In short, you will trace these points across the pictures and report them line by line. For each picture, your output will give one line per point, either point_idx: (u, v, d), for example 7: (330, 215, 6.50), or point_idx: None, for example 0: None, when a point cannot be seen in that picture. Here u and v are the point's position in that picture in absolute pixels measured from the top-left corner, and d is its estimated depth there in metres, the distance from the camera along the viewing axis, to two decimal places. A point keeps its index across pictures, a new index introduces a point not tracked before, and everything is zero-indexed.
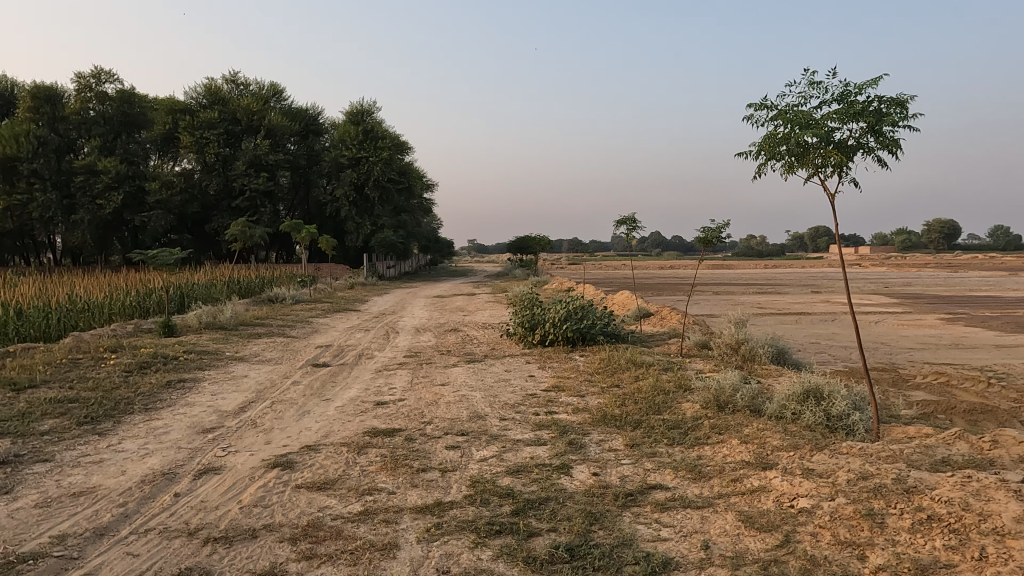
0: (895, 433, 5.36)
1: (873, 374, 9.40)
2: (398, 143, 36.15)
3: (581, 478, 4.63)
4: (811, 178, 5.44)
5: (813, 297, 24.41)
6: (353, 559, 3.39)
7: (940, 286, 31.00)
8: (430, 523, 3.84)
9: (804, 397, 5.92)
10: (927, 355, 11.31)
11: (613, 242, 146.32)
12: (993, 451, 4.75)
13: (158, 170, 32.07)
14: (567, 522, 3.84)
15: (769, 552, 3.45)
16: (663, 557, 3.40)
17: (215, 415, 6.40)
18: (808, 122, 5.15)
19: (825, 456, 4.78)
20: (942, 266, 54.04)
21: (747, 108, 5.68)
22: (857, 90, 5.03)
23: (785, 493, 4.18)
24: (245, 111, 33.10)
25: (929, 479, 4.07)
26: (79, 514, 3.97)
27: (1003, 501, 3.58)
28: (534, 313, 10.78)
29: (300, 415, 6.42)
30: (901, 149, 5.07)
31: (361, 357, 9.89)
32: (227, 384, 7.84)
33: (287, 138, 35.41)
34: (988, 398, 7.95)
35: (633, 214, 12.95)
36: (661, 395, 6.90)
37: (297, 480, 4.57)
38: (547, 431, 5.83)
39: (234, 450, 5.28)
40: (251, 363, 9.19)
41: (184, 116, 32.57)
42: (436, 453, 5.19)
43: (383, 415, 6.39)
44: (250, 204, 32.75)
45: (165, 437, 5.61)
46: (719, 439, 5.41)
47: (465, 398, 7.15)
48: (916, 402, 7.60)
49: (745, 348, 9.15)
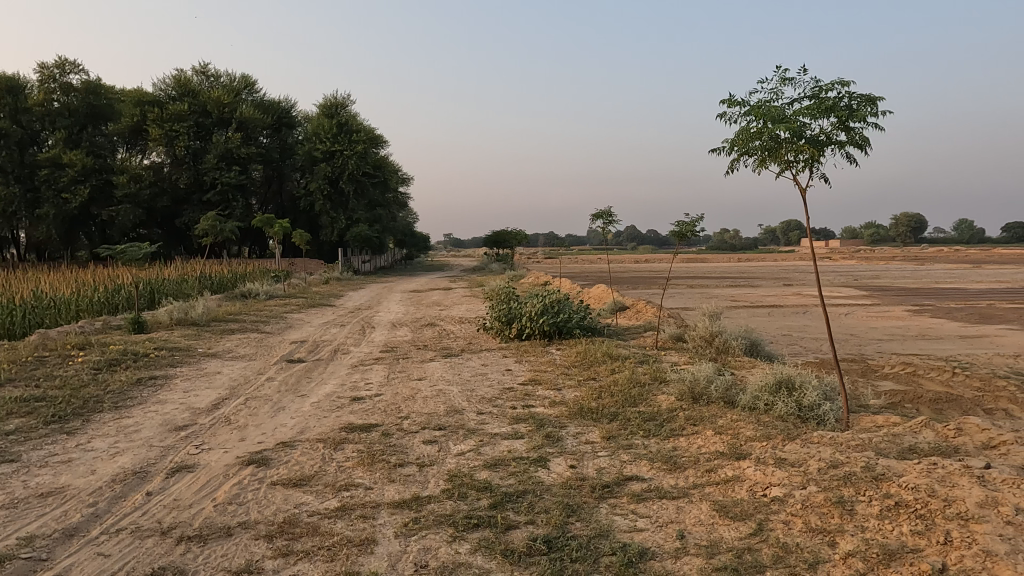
0: (864, 422, 5.47)
1: (842, 364, 9.61)
2: (373, 137, 35.82)
3: (558, 470, 4.66)
4: (783, 174, 5.53)
5: (784, 290, 24.78)
6: (330, 554, 3.38)
7: (909, 278, 31.35)
8: (407, 517, 3.85)
9: (776, 388, 6.03)
10: (895, 346, 11.57)
11: (590, 238, 147.45)
12: (958, 438, 4.88)
13: (126, 163, 31.41)
14: (544, 515, 3.86)
15: (743, 540, 3.52)
16: (639, 547, 3.45)
17: (187, 412, 6.31)
18: (780, 117, 5.21)
19: (796, 446, 4.87)
20: (910, 260, 54.78)
21: (721, 105, 5.73)
22: (828, 87, 5.10)
23: (758, 483, 4.26)
24: (216, 104, 32.44)
25: (897, 467, 4.17)
26: (47, 515, 3.88)
27: (967, 486, 3.69)
28: (510, 307, 10.79)
29: (275, 412, 6.35)
30: (870, 146, 5.16)
31: (337, 352, 9.83)
32: (200, 381, 7.73)
33: (260, 131, 34.86)
34: (953, 387, 8.17)
35: (609, 208, 13.09)
36: (637, 387, 6.97)
37: (273, 477, 4.52)
38: (524, 425, 5.84)
39: (208, 447, 5.22)
40: (225, 360, 9.06)
41: (153, 108, 31.74)
42: (414, 448, 5.18)
43: (359, 411, 6.36)
44: (221, 198, 32.29)
45: (137, 435, 5.52)
46: (694, 430, 5.48)
47: (441, 392, 7.15)
48: (884, 392, 7.77)
49: (719, 340, 9.27)
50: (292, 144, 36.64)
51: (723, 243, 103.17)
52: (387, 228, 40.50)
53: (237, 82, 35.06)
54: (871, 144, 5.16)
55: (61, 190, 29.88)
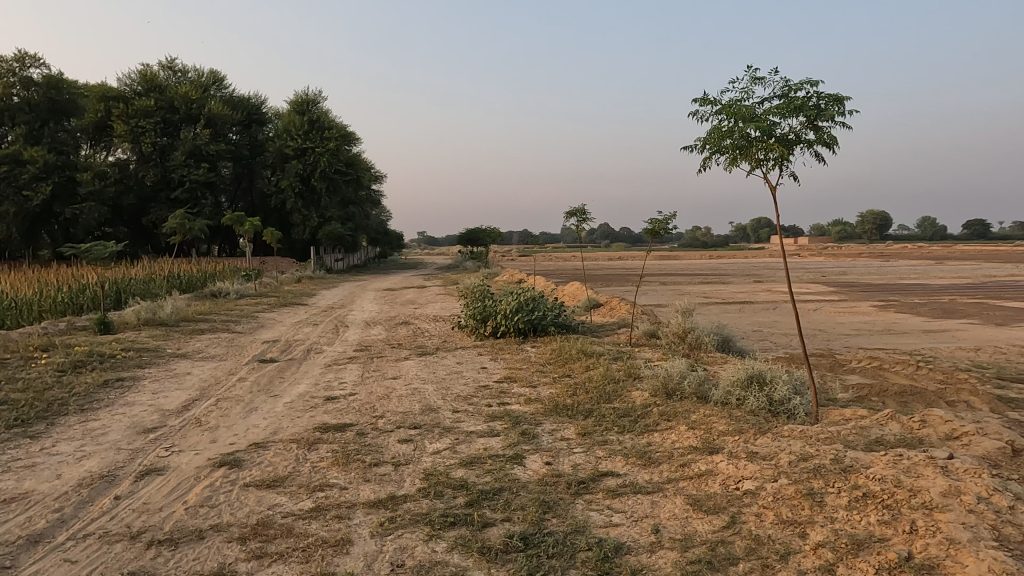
0: (833, 415, 5.59)
1: (811, 359, 9.81)
2: (345, 134, 35.46)
3: (534, 467, 4.68)
4: (753, 172, 5.60)
5: (755, 286, 25.17)
6: (305, 556, 3.35)
7: (875, 274, 32.10)
8: (383, 516, 3.82)
9: (747, 382, 6.13)
10: (862, 341, 11.84)
11: (564, 236, 147.98)
12: (923, 430, 5.01)
13: (90, 160, 30.64)
14: (520, 512, 3.87)
15: (716, 533, 3.57)
16: (615, 542, 3.48)
17: (156, 414, 6.19)
18: (751, 116, 5.29)
19: (767, 439, 4.96)
20: (874, 256, 56.06)
21: (693, 103, 5.78)
22: (797, 87, 5.18)
23: (730, 476, 4.32)
24: (184, 99, 31.85)
25: (864, 459, 4.27)
26: (11, 522, 3.78)
27: (931, 477, 3.79)
28: (485, 305, 10.79)
29: (247, 412, 6.26)
30: (837, 145, 5.26)
31: (310, 352, 9.73)
32: (169, 382, 7.59)
33: (229, 127, 34.30)
34: (917, 380, 8.39)
35: (582, 206, 13.14)
36: (612, 383, 7.03)
37: (245, 479, 4.46)
38: (500, 423, 5.85)
39: (178, 449, 5.13)
40: (195, 360, 8.90)
41: (118, 103, 31.01)
42: (389, 447, 5.15)
43: (333, 410, 6.31)
44: (189, 195, 31.68)
45: (103, 439, 5.40)
46: (668, 425, 5.55)
47: (417, 391, 7.11)
48: (851, 386, 7.95)
49: (692, 336, 9.38)
50: (261, 140, 36.33)
51: (694, 240, 104.38)
52: (360, 226, 40.16)
53: (205, 78, 34.43)
54: (839, 143, 5.26)
55: (21, 188, 29.02)
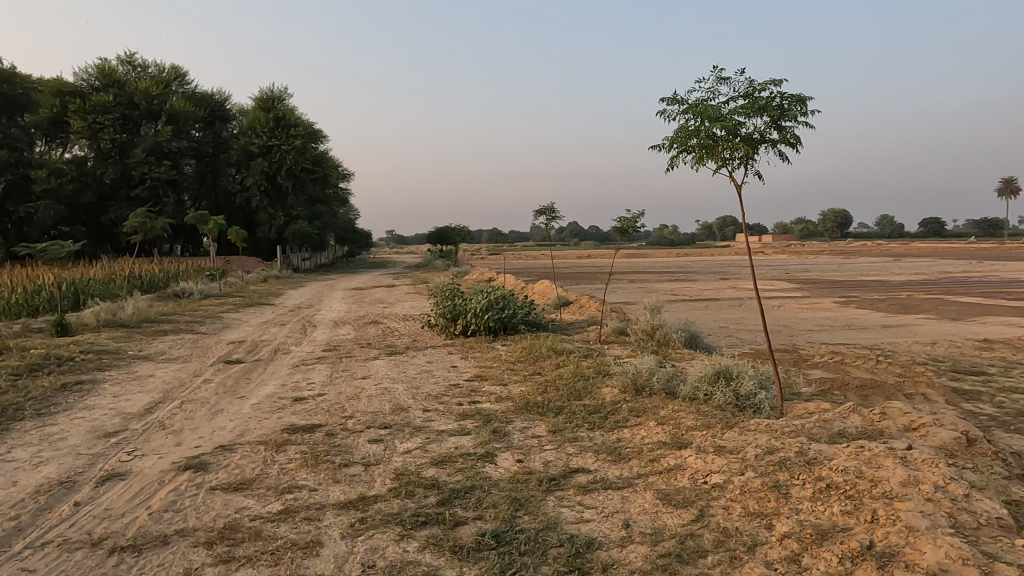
0: (797, 409, 5.71)
1: (776, 354, 10.02)
2: (312, 131, 34.98)
3: (505, 465, 4.68)
4: (719, 171, 5.69)
5: (721, 283, 25.58)
6: (274, 559, 3.30)
7: (836, 271, 32.92)
8: (353, 517, 3.79)
9: (714, 378, 6.22)
10: (824, 336, 12.13)
11: (533, 235, 148.36)
12: (883, 422, 5.15)
13: (46, 157, 29.66)
14: (492, 510, 3.88)
15: (685, 526, 3.62)
16: (586, 538, 3.50)
17: (118, 417, 6.03)
18: (716, 116, 5.37)
19: (734, 434, 5.05)
20: (835, 254, 57.45)
21: (660, 103, 5.84)
22: (761, 87, 5.28)
23: (699, 470, 4.39)
24: (144, 95, 31.06)
25: (827, 451, 4.38)
26: None
27: (891, 467, 3.91)
28: (455, 303, 10.76)
29: (212, 415, 6.14)
30: (800, 144, 5.37)
31: (278, 352, 9.58)
32: (131, 385, 7.40)
33: (191, 124, 33.54)
34: (877, 374, 8.63)
35: (551, 204, 13.19)
36: (581, 380, 7.08)
37: (211, 482, 4.38)
38: (470, 421, 5.84)
39: (141, 453, 5.01)
40: (158, 362, 8.69)
41: (74, 98, 30.07)
42: (359, 447, 5.10)
43: (302, 411, 6.23)
44: (151, 193, 30.89)
45: (62, 444, 5.24)
46: (638, 421, 5.61)
47: (387, 390, 7.06)
48: (815, 380, 8.14)
49: (660, 333, 9.50)
50: (226, 138, 35.39)
51: (662, 239, 105.54)
52: (328, 224, 39.66)
53: (166, 73, 33.62)
54: (802, 142, 5.37)
55: None
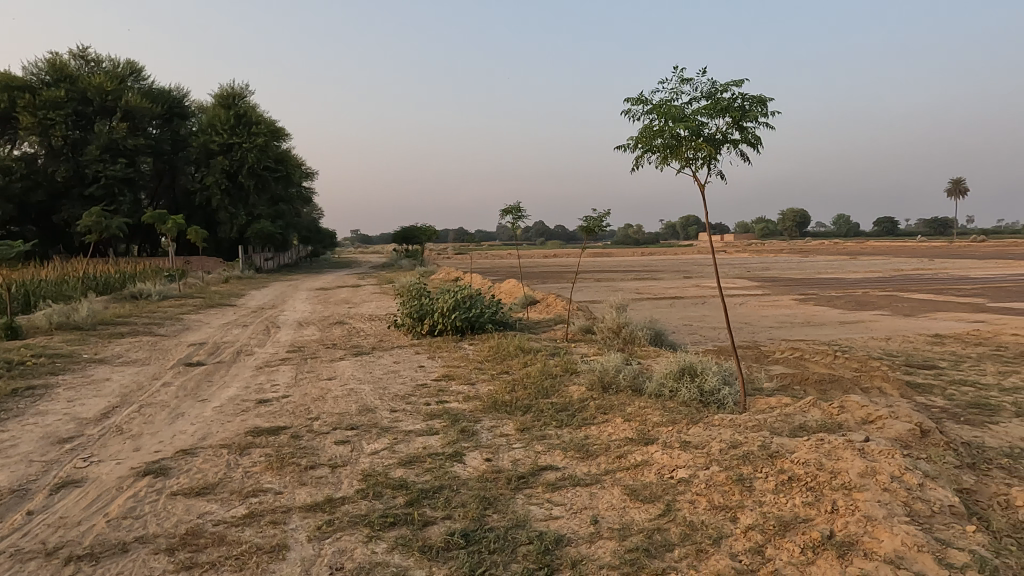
0: (760, 404, 5.83)
1: (738, 351, 10.22)
2: (274, 129, 34.39)
3: (474, 464, 4.68)
4: (683, 170, 5.77)
5: (685, 282, 25.97)
6: (238, 564, 3.24)
7: (796, 269, 33.69)
8: (320, 520, 3.73)
9: (679, 374, 6.32)
10: (784, 333, 12.42)
11: (499, 234, 148.40)
12: (841, 415, 5.30)
13: None
14: (461, 509, 3.87)
15: (652, 521, 3.67)
16: (555, 534, 3.52)
17: (73, 423, 5.84)
18: (680, 117, 5.45)
19: (699, 429, 5.13)
20: (794, 253, 58.84)
21: (625, 103, 5.89)
22: (722, 89, 5.37)
23: (665, 466, 4.45)
24: (98, 91, 30.13)
25: (789, 444, 4.48)
26: None
27: (849, 459, 4.02)
28: (421, 303, 10.70)
29: (173, 418, 6.00)
30: (761, 144, 5.49)
31: (240, 354, 9.40)
32: (86, 389, 7.17)
33: (148, 121, 32.66)
34: (835, 368, 8.86)
35: (518, 203, 13.21)
36: (549, 378, 7.11)
37: (172, 487, 4.27)
38: (438, 421, 5.82)
39: (98, 460, 4.86)
40: (114, 365, 8.44)
41: (23, 93, 28.99)
42: (325, 449, 5.03)
43: (266, 413, 6.12)
44: (106, 192, 29.98)
45: (12, 451, 5.05)
46: (605, 418, 5.66)
47: (353, 391, 6.99)
48: (776, 376, 8.33)
49: (626, 331, 9.60)
50: (185, 136, 34.65)
51: (626, 240, 106.65)
52: (291, 224, 39.03)
53: (121, 68, 32.65)
54: (763, 143, 5.49)
55: None
